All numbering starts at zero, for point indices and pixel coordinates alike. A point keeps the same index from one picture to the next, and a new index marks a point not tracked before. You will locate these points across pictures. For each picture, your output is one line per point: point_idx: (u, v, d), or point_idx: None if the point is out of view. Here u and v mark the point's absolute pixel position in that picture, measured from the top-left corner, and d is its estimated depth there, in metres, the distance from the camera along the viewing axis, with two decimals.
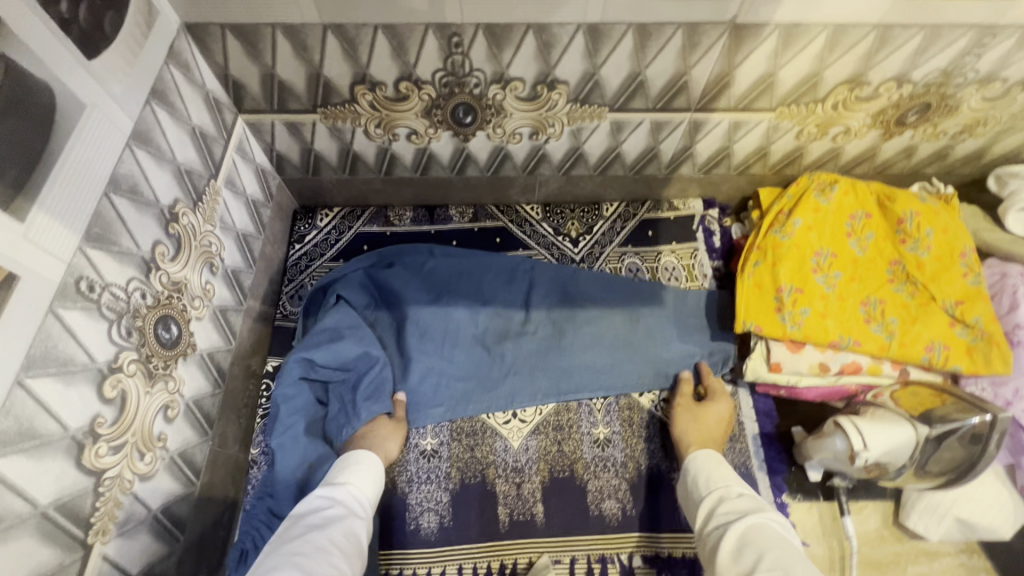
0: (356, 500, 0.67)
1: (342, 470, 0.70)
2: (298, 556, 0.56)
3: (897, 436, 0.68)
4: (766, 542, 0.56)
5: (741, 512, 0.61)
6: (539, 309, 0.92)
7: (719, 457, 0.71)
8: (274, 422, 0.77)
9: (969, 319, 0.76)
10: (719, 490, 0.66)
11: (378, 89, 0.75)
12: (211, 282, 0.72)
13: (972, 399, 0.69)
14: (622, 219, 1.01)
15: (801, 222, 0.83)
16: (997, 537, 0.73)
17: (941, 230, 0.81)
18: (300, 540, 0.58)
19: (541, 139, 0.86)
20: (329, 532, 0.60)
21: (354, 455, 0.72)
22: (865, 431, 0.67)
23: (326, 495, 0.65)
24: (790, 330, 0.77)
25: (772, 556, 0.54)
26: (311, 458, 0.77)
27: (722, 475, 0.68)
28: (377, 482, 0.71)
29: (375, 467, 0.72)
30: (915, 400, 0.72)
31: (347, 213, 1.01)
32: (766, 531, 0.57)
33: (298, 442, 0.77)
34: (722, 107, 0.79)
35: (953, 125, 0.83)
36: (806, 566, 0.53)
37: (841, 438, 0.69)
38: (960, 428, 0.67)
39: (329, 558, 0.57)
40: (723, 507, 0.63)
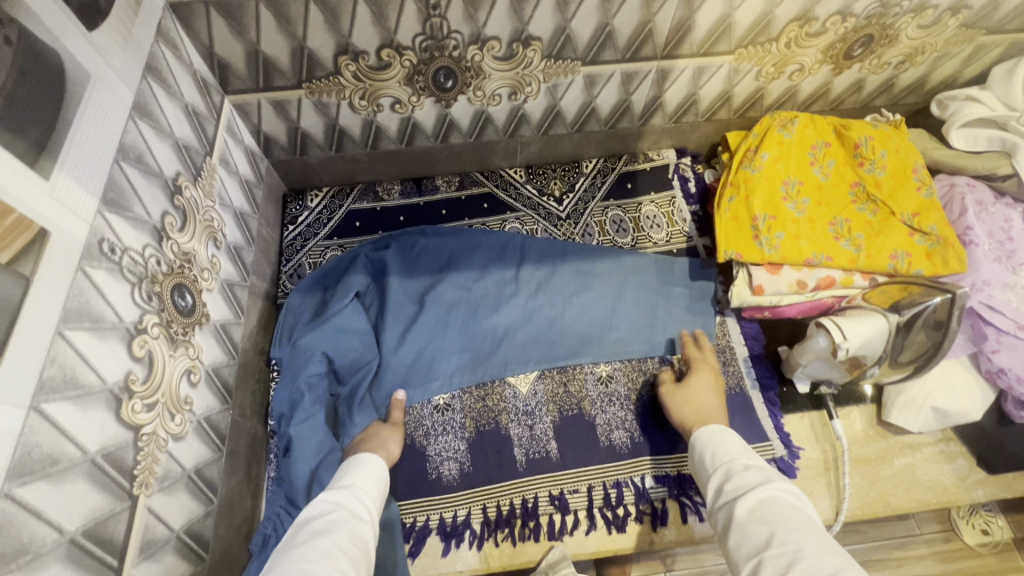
0: (359, 505, 0.64)
1: (343, 477, 0.69)
2: (301, 559, 0.54)
3: (874, 329, 0.73)
4: (778, 516, 0.56)
5: (749, 486, 0.62)
6: (528, 270, 0.96)
7: (720, 429, 0.73)
8: (296, 409, 0.80)
9: (925, 228, 0.83)
10: (725, 466, 0.67)
11: (360, 58, 0.78)
12: (216, 256, 0.74)
13: (932, 283, 0.75)
14: (601, 174, 1.06)
15: (768, 155, 0.89)
16: (969, 420, 0.80)
17: (894, 150, 0.89)
18: (305, 546, 0.56)
19: (520, 99, 0.90)
20: (333, 536, 0.58)
21: (356, 462, 0.72)
22: (844, 326, 0.73)
23: (328, 501, 0.64)
24: (767, 254, 0.82)
25: (784, 530, 0.54)
26: (323, 454, 0.78)
27: (727, 449, 0.69)
28: (379, 485, 0.70)
29: (377, 471, 0.71)
30: (885, 296, 0.79)
31: (336, 192, 1.04)
32: (778, 504, 0.58)
33: (316, 433, 0.79)
34: (686, 53, 0.85)
35: (895, 55, 0.91)
36: (819, 536, 0.54)
37: (823, 336, 0.75)
38: (924, 310, 0.73)
39: (336, 558, 0.54)
40: (730, 482, 0.64)
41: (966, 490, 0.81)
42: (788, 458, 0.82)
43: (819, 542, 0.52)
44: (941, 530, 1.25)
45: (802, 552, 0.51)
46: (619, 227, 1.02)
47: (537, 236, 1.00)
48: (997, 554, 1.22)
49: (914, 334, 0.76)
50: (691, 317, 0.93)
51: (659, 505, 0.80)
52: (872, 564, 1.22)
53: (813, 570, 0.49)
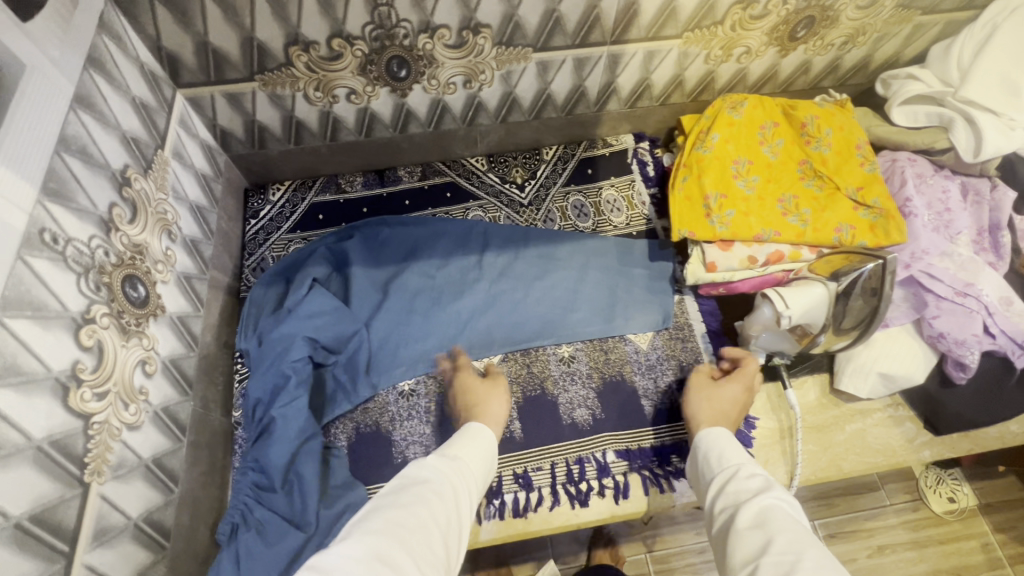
0: (461, 481, 0.63)
1: (454, 446, 0.68)
2: (403, 529, 0.53)
3: (814, 297, 0.76)
4: (779, 524, 0.56)
5: (752, 493, 0.61)
6: (490, 257, 0.99)
7: (721, 432, 0.73)
8: (279, 393, 0.78)
9: (868, 202, 0.86)
10: (730, 468, 0.67)
11: (311, 49, 0.79)
12: (171, 249, 0.74)
13: (869, 251, 0.78)
14: (561, 161, 1.08)
15: (718, 136, 0.92)
16: (913, 384, 0.83)
17: (838, 128, 0.92)
18: (405, 510, 0.55)
19: (475, 87, 0.91)
20: (433, 515, 0.56)
21: (464, 436, 0.71)
22: (786, 296, 0.76)
23: (435, 467, 0.63)
24: (718, 232, 0.85)
25: (784, 538, 0.53)
26: (305, 435, 0.76)
27: (734, 453, 0.69)
28: (485, 458, 0.69)
29: (486, 448, 0.70)
30: (827, 265, 0.82)
31: (299, 185, 1.04)
32: (777, 513, 0.58)
33: (300, 413, 0.77)
34: (635, 38, 0.87)
35: (837, 36, 0.94)
36: (819, 548, 0.53)
37: (767, 306, 0.78)
38: (859, 277, 0.76)
39: (430, 538, 0.54)
40: (733, 486, 0.64)
41: (914, 451, 0.86)
42: (744, 429, 0.85)
43: (819, 554, 0.51)
44: (910, 500, 1.29)
45: (801, 563, 0.50)
46: (581, 212, 1.04)
47: (501, 223, 1.02)
48: (962, 519, 1.27)
49: (853, 302, 0.78)
50: (651, 296, 0.96)
51: (621, 479, 0.82)
52: (844, 535, 1.25)
53: None
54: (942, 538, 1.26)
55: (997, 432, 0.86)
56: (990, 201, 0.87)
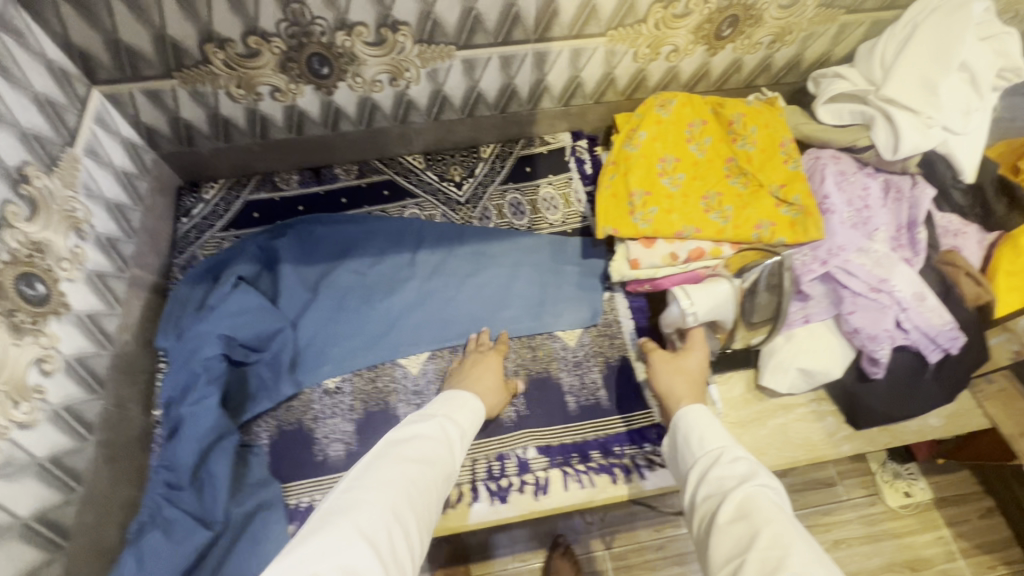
0: (458, 442, 0.69)
1: (454, 410, 0.72)
2: (411, 486, 0.59)
3: (717, 294, 0.79)
4: (764, 516, 0.54)
5: (737, 480, 0.60)
6: (424, 255, 0.99)
7: (703, 410, 0.72)
8: (189, 391, 0.78)
9: (789, 199, 0.87)
10: (714, 452, 0.65)
11: (227, 46, 0.78)
12: (81, 247, 0.74)
13: (767, 246, 0.86)
14: (499, 159, 1.08)
15: (645, 133, 0.93)
16: (832, 378, 0.85)
17: (763, 126, 0.93)
18: (409, 467, 0.61)
19: (402, 85, 0.91)
20: (435, 475, 0.63)
21: (461, 400, 0.75)
22: (688, 292, 0.79)
23: (438, 427, 0.69)
24: (640, 228, 0.86)
25: (770, 532, 0.52)
26: (216, 435, 0.75)
27: (716, 434, 0.67)
28: (476, 419, 0.75)
29: (478, 411, 0.76)
30: (742, 259, 0.86)
31: (233, 183, 1.03)
32: (762, 502, 0.56)
33: (209, 411, 0.75)
34: (558, 36, 0.87)
35: (764, 35, 0.95)
36: (806, 541, 0.52)
37: (673, 305, 0.81)
38: (761, 272, 0.82)
39: (430, 495, 0.61)
40: (717, 469, 0.63)
41: (834, 445, 0.87)
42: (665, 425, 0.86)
43: (806, 551, 0.51)
44: (866, 495, 1.30)
45: (788, 558, 0.50)
46: (517, 210, 1.04)
47: (437, 220, 1.02)
48: (918, 514, 1.28)
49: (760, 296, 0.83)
50: (582, 294, 0.96)
51: (542, 475, 0.83)
52: None
53: None
54: (897, 532, 1.27)
55: (916, 425, 0.88)
56: (909, 198, 0.88)
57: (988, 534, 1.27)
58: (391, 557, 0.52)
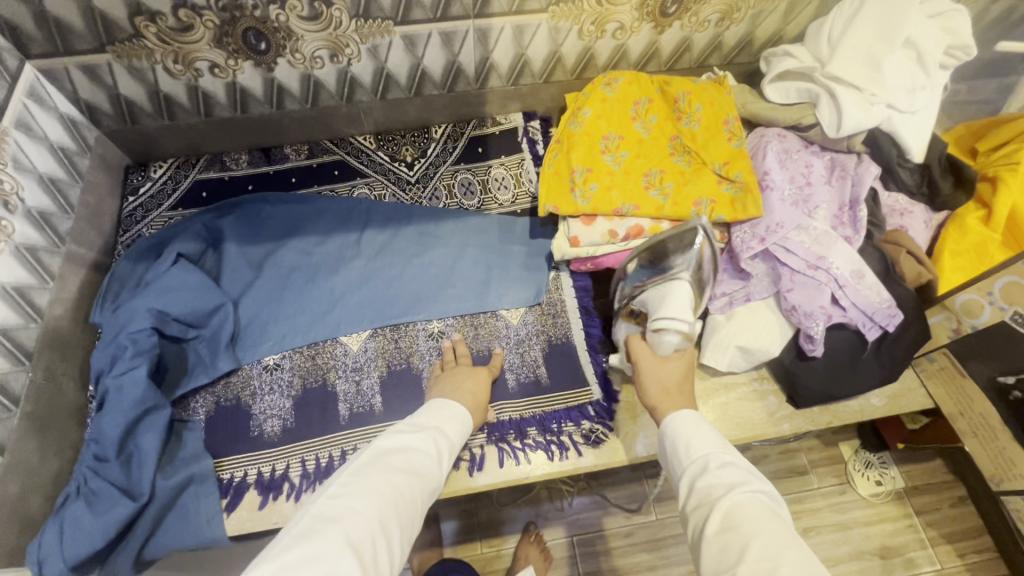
0: (447, 454, 0.68)
1: (445, 421, 0.71)
2: (395, 497, 0.59)
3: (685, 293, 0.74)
4: (754, 526, 0.53)
5: (725, 487, 0.58)
6: (370, 234, 0.98)
7: (695, 414, 0.69)
8: (116, 364, 0.77)
9: (731, 175, 0.86)
10: (700, 459, 0.63)
11: (158, 19, 0.78)
12: (8, 219, 0.73)
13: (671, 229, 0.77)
14: (451, 140, 1.07)
15: (589, 111, 0.92)
16: (770, 356, 0.84)
17: (709, 104, 0.92)
18: (393, 477, 0.60)
19: (343, 62, 0.91)
20: (422, 488, 0.62)
21: (452, 410, 0.73)
22: (681, 314, 0.72)
23: (427, 438, 0.67)
24: (580, 206, 0.85)
25: (760, 544, 0.51)
26: (143, 407, 0.75)
27: (702, 440, 0.65)
28: (461, 427, 0.73)
29: (464, 420, 0.74)
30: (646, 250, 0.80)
31: (182, 162, 1.03)
32: (749, 511, 0.55)
33: (136, 384, 0.75)
34: (498, 12, 0.86)
35: (711, 12, 0.94)
36: (800, 548, 0.51)
37: (671, 335, 0.73)
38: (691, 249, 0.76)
39: (413, 507, 0.60)
40: (705, 478, 0.60)
41: (774, 424, 0.86)
42: (603, 402, 0.85)
43: (797, 559, 0.50)
44: (838, 483, 1.30)
45: (780, 571, 0.48)
46: (467, 190, 1.03)
47: (385, 199, 1.02)
48: (890, 501, 1.28)
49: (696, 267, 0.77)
50: (527, 273, 0.96)
51: (478, 451, 0.82)
52: None
53: None
54: (868, 520, 1.26)
55: (858, 405, 0.88)
56: (853, 175, 0.88)
57: (958, 522, 1.26)
58: (374, 570, 0.52)
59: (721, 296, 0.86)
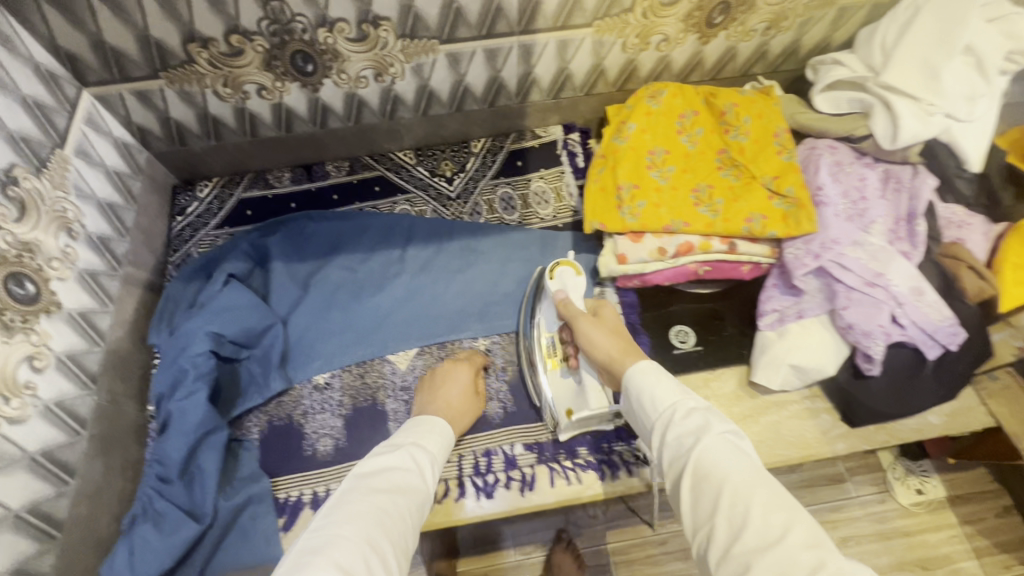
0: (429, 468, 0.67)
1: (421, 436, 0.70)
2: (373, 509, 0.57)
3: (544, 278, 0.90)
4: (724, 470, 0.54)
5: (693, 436, 0.58)
6: (414, 251, 0.99)
7: (651, 363, 0.69)
8: (177, 388, 0.79)
9: (783, 191, 0.84)
10: (666, 411, 0.62)
11: (210, 45, 0.79)
12: (71, 246, 0.75)
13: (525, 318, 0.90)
14: (491, 153, 1.07)
15: (635, 126, 0.91)
16: (825, 375, 0.83)
17: (757, 116, 0.91)
18: (369, 498, 0.58)
19: (387, 81, 0.91)
20: (410, 504, 0.61)
21: (430, 424, 0.73)
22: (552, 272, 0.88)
23: (406, 455, 0.66)
24: (628, 223, 0.84)
25: (732, 488, 0.52)
26: (204, 430, 0.77)
27: (665, 391, 0.64)
28: (443, 439, 0.72)
29: (445, 433, 0.73)
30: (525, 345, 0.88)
31: (227, 181, 1.05)
32: (720, 457, 0.55)
33: (197, 407, 0.77)
34: (543, 27, 0.86)
35: (758, 22, 0.92)
36: (770, 485, 0.52)
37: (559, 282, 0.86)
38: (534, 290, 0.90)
39: (402, 526, 0.58)
40: (672, 431, 0.60)
41: (828, 443, 0.84)
42: None
43: (767, 496, 0.51)
44: (877, 492, 1.27)
45: (751, 513, 0.50)
46: (508, 205, 1.03)
47: (427, 214, 1.02)
48: (931, 511, 1.24)
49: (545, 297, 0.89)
50: None
51: (528, 471, 0.82)
52: None
53: (764, 534, 0.48)
54: (909, 529, 1.23)
55: (916, 424, 0.85)
56: (909, 188, 0.85)
57: (1002, 533, 1.22)
58: None
59: (771, 312, 0.85)
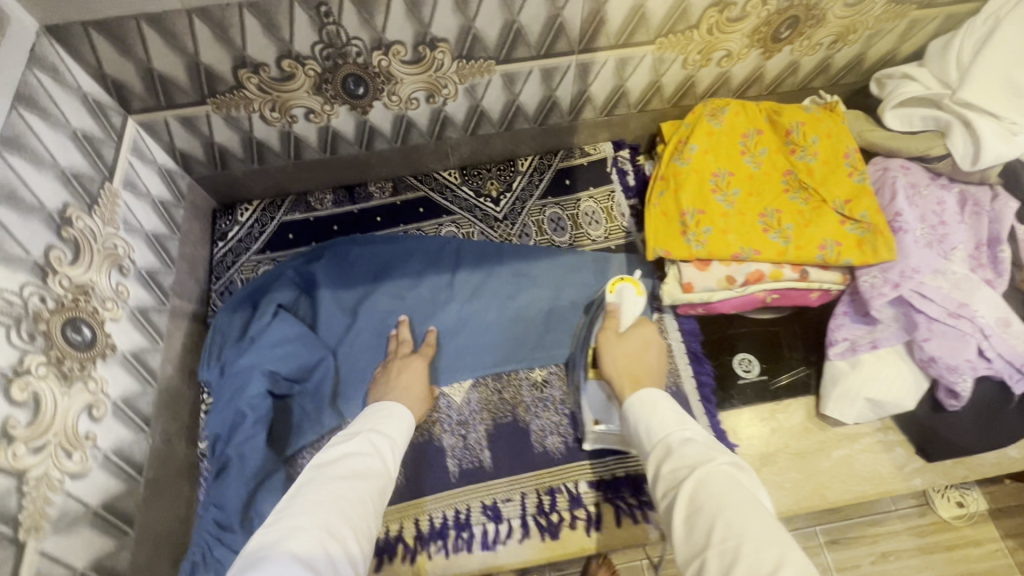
0: (389, 452, 0.64)
1: (379, 421, 0.67)
2: (333, 496, 0.54)
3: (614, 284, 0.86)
4: (716, 504, 0.48)
5: (688, 467, 0.53)
6: (463, 276, 0.95)
7: (655, 391, 0.65)
8: (235, 431, 0.78)
9: (856, 215, 0.80)
10: (662, 440, 0.58)
11: (261, 71, 0.75)
12: (123, 284, 0.72)
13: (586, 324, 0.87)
14: (537, 172, 1.04)
15: (697, 147, 0.87)
16: (903, 409, 0.79)
17: (825, 135, 0.86)
18: (329, 486, 0.55)
19: (439, 102, 0.87)
20: (373, 489, 0.58)
21: (388, 410, 0.70)
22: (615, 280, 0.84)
23: (365, 441, 0.63)
24: (694, 250, 0.81)
25: (724, 521, 0.46)
26: (263, 474, 0.76)
27: (660, 422, 0.60)
28: (403, 423, 0.70)
29: (403, 417, 0.71)
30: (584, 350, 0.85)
31: (268, 204, 1.01)
32: (714, 487, 0.49)
33: (257, 453, 0.77)
34: (604, 46, 0.82)
35: (826, 35, 0.87)
36: (767, 520, 0.46)
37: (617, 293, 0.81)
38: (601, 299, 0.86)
39: (362, 510, 0.55)
40: (668, 461, 0.55)
41: (904, 479, 0.81)
42: None
43: (761, 528, 0.45)
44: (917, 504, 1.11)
45: (743, 547, 0.44)
46: (557, 225, 0.99)
47: (475, 237, 0.98)
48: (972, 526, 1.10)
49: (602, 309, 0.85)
50: None
51: (593, 509, 0.80)
52: (844, 541, 1.08)
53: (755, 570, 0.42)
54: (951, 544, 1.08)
55: (995, 458, 0.82)
56: (990, 211, 0.81)
57: None
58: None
59: (842, 341, 0.81)
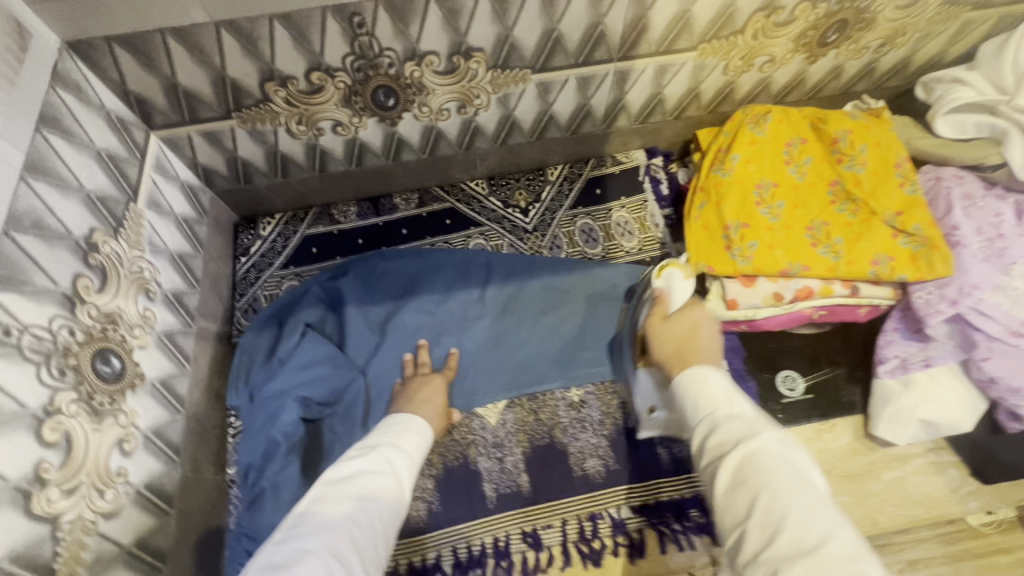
0: (407, 471, 0.58)
1: (397, 435, 0.62)
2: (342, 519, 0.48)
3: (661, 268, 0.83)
4: (764, 478, 0.43)
5: (735, 442, 0.47)
6: (494, 291, 0.91)
7: (705, 366, 0.56)
8: (269, 460, 0.77)
9: (909, 228, 0.76)
10: (707, 414, 0.51)
11: (289, 84, 0.72)
12: (150, 309, 0.69)
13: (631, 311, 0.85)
14: (567, 181, 1.00)
15: (739, 156, 0.84)
16: (959, 431, 0.76)
17: (874, 143, 0.83)
18: (340, 507, 0.49)
19: (470, 112, 0.84)
20: (387, 512, 0.52)
21: (404, 424, 0.65)
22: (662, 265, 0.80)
23: (382, 458, 0.57)
24: (739, 266, 0.78)
25: (770, 493, 0.42)
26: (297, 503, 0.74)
27: (709, 398, 0.52)
28: (421, 438, 0.64)
29: (420, 432, 0.65)
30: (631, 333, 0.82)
31: (291, 217, 0.98)
32: (763, 464, 0.44)
33: (292, 482, 0.75)
34: (644, 53, 0.78)
35: (874, 39, 0.84)
36: (814, 493, 0.43)
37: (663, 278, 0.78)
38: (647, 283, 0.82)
39: (372, 536, 0.49)
40: (713, 438, 0.48)
41: (958, 502, 0.78)
42: None
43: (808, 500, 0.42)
44: None
45: (789, 519, 0.41)
46: (589, 237, 0.96)
47: (504, 250, 0.95)
48: None
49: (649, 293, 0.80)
50: None
51: (636, 535, 0.77)
52: None
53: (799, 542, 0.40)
54: None
55: None
56: None
57: None
58: None
59: (892, 359, 0.78)
